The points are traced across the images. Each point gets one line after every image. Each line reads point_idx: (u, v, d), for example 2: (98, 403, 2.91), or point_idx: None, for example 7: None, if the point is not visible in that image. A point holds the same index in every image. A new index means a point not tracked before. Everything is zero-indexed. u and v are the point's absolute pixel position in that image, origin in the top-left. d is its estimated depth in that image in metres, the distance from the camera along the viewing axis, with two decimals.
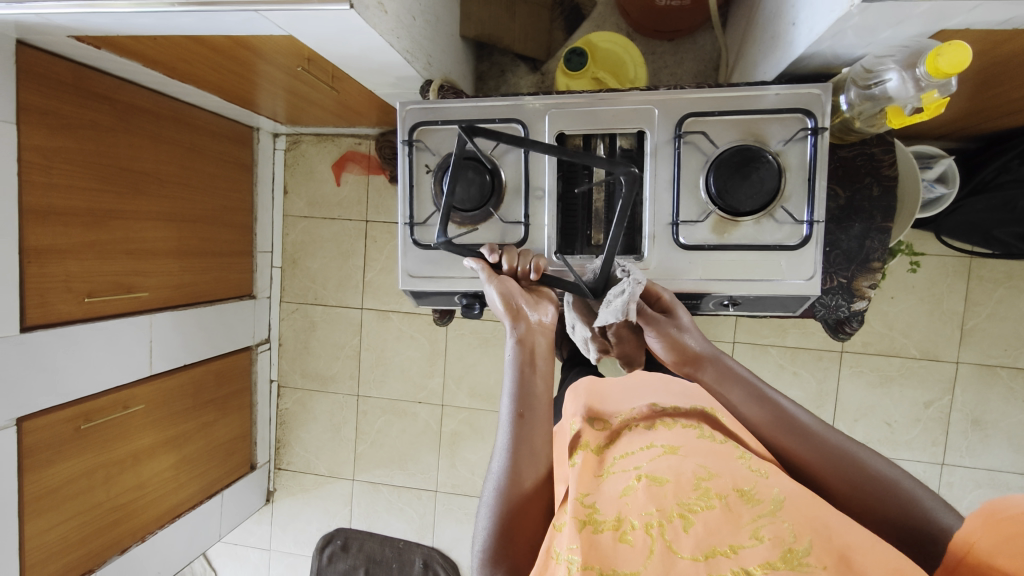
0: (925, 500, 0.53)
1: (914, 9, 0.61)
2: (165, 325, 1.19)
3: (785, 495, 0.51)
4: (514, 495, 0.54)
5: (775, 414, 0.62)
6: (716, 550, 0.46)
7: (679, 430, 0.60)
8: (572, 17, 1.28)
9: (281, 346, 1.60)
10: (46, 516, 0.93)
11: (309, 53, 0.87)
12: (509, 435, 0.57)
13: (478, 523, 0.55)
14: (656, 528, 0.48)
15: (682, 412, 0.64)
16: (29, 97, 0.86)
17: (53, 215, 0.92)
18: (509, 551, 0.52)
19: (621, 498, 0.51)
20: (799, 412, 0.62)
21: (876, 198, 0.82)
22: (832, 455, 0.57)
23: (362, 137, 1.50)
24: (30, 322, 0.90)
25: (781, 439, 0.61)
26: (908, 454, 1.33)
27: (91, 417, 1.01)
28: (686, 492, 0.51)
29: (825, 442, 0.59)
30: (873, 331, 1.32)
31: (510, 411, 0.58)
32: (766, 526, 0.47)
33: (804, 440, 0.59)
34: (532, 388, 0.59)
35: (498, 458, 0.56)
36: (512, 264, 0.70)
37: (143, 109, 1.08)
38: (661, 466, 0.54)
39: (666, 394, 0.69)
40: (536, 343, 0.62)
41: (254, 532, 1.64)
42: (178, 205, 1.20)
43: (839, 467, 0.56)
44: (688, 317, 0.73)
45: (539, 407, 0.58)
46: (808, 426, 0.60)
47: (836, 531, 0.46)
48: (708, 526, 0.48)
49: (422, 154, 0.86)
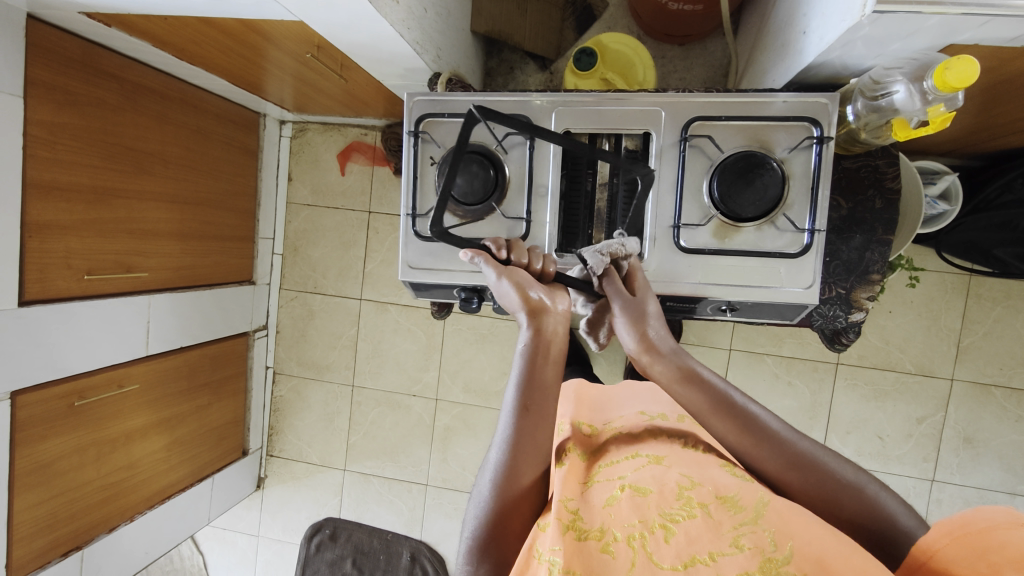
0: (886, 503, 0.53)
1: (924, 23, 0.61)
2: (163, 306, 1.19)
3: (768, 500, 0.52)
4: (507, 486, 0.54)
5: (746, 422, 0.58)
6: (696, 558, 0.47)
7: (667, 442, 0.63)
8: (583, 17, 1.28)
9: (279, 334, 1.60)
10: (36, 491, 0.93)
11: (318, 39, 0.87)
12: (510, 426, 0.55)
13: (468, 511, 0.55)
14: (638, 540, 0.49)
15: (667, 423, 0.68)
16: (37, 71, 0.86)
17: (57, 191, 0.92)
18: (500, 540, 0.53)
19: (606, 508, 0.52)
20: (767, 416, 0.58)
21: (878, 211, 0.82)
22: (802, 462, 0.55)
23: (368, 128, 1.50)
24: (29, 297, 0.90)
25: (748, 448, 0.57)
26: (899, 468, 1.33)
27: (85, 395, 1.01)
28: (669, 503, 0.52)
29: (796, 448, 0.56)
30: (869, 344, 1.32)
31: (513, 402, 0.56)
32: (747, 535, 0.49)
33: (774, 447, 0.56)
34: (541, 379, 0.57)
35: (496, 448, 0.55)
36: (521, 260, 0.63)
37: (151, 89, 1.08)
38: (645, 477, 0.55)
39: (651, 406, 0.73)
40: (555, 331, 0.59)
41: (243, 517, 1.64)
42: (181, 187, 1.20)
43: (809, 474, 0.55)
44: (657, 308, 0.67)
45: (544, 399, 0.57)
46: (778, 433, 0.57)
47: (815, 539, 0.48)
48: (689, 535, 0.49)
49: (427, 146, 0.86)
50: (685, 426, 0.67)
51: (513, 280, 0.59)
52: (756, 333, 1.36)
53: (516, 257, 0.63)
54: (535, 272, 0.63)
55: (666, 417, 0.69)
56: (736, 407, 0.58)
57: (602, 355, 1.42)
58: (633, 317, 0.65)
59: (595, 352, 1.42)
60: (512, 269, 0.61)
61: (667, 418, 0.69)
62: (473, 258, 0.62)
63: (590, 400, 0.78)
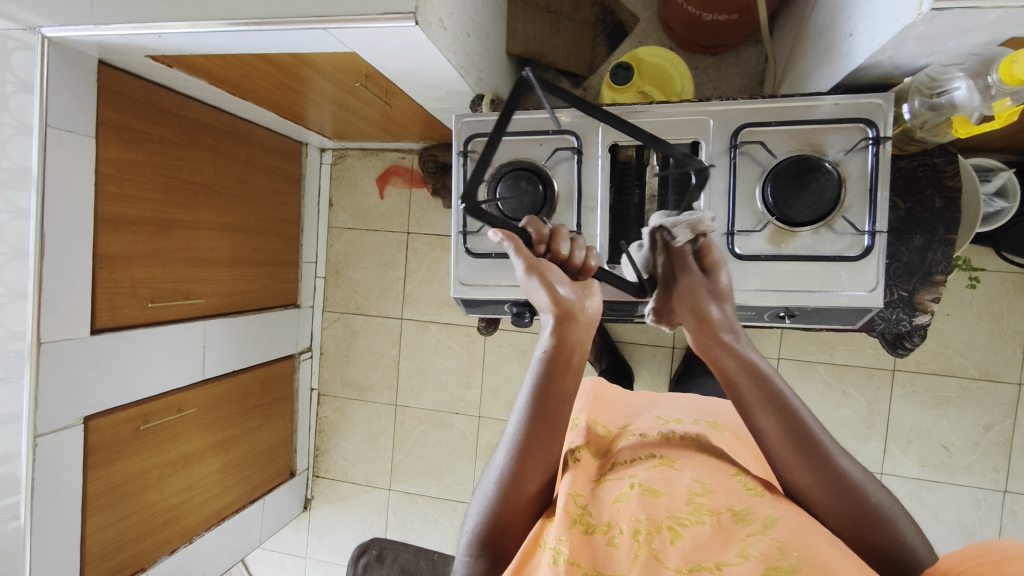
0: (908, 533, 0.50)
1: (984, 18, 0.60)
2: (218, 331, 1.23)
3: (779, 515, 0.50)
4: (512, 493, 0.53)
5: (794, 430, 0.52)
6: (702, 565, 0.46)
7: (679, 443, 0.63)
8: (615, 33, 1.30)
9: (323, 355, 1.64)
10: (106, 513, 0.97)
11: (366, 69, 0.90)
12: (520, 434, 0.53)
13: (471, 507, 0.55)
14: (643, 535, 0.49)
15: (682, 427, 0.67)
16: (107, 112, 0.92)
17: (124, 224, 0.97)
18: (502, 534, 0.53)
19: (615, 505, 0.53)
20: (818, 426, 0.53)
21: (939, 210, 0.80)
22: (840, 483, 0.51)
23: (405, 152, 1.53)
24: (100, 325, 0.95)
25: (787, 458, 0.53)
26: (967, 479, 1.27)
27: (149, 418, 1.05)
28: (679, 507, 0.52)
29: (837, 468, 0.51)
30: (928, 350, 1.27)
31: (527, 407, 0.53)
32: (754, 544, 0.47)
33: (815, 460, 0.52)
34: (559, 389, 0.54)
35: (503, 453, 0.54)
36: (561, 252, 0.55)
37: (205, 124, 1.14)
38: (656, 478, 0.55)
39: (668, 412, 0.73)
40: (577, 334, 0.54)
41: (292, 539, 1.65)
42: (233, 216, 1.25)
43: (841, 495, 0.51)
44: (729, 283, 0.63)
45: (560, 408, 0.54)
46: (824, 448, 0.52)
47: (826, 554, 0.44)
48: (696, 540, 0.48)
49: (476, 165, 0.88)
50: (699, 429, 0.67)
51: (545, 281, 0.52)
52: (805, 341, 1.33)
53: (556, 246, 0.55)
54: (574, 266, 0.57)
55: (682, 421, 0.69)
56: (789, 411, 0.53)
57: (646, 367, 1.40)
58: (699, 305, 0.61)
59: (638, 364, 1.40)
60: (545, 264, 0.54)
61: (682, 422, 0.68)
62: (505, 240, 0.53)
63: (610, 399, 0.79)
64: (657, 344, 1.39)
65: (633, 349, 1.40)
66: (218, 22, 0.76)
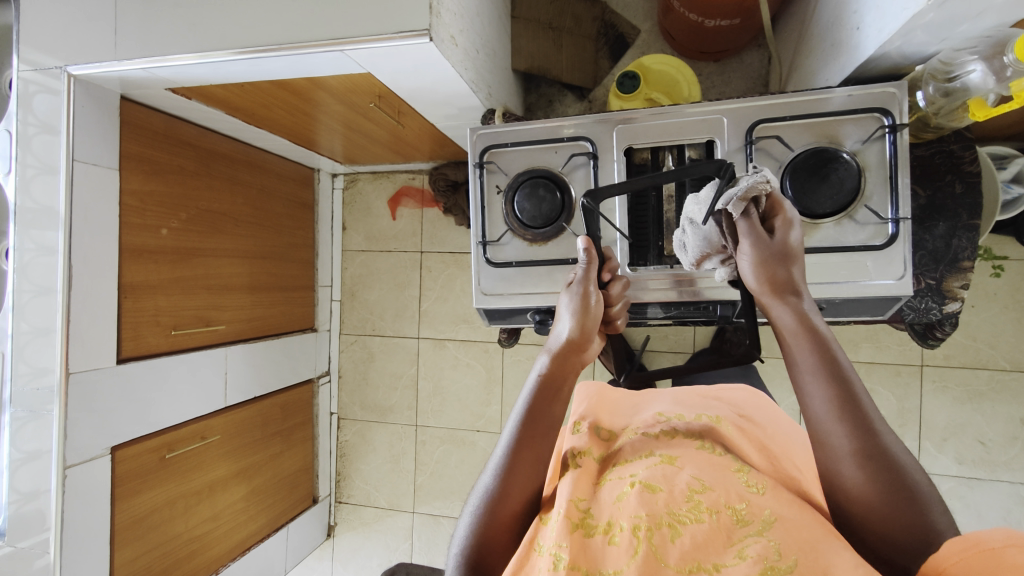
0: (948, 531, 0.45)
1: (993, 1, 0.61)
2: (238, 357, 1.23)
3: (776, 516, 0.49)
4: (494, 510, 0.52)
5: (841, 395, 0.48)
6: (700, 566, 0.45)
7: (680, 442, 0.60)
8: (616, 45, 1.32)
9: (341, 379, 1.64)
10: (132, 545, 0.96)
11: (380, 90, 0.92)
12: (502, 463, 0.53)
13: (457, 531, 0.54)
14: (643, 531, 0.47)
15: (684, 424, 0.64)
16: (129, 146, 0.95)
17: (147, 254, 0.98)
18: (489, 557, 0.51)
19: (615, 503, 0.51)
20: (871, 404, 0.48)
21: (960, 196, 0.80)
22: (879, 456, 0.46)
23: (416, 172, 1.55)
24: (125, 355, 0.95)
25: (827, 422, 0.48)
26: (1009, 474, 1.23)
27: (174, 447, 1.05)
28: (678, 504, 0.50)
29: (881, 443, 0.47)
30: (955, 343, 1.25)
31: (512, 436, 0.55)
32: (751, 545, 0.46)
33: (859, 431, 0.47)
34: (536, 413, 0.55)
35: (488, 475, 0.54)
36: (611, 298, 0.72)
37: (222, 154, 1.16)
38: (655, 474, 0.53)
39: (669, 409, 0.71)
40: (572, 364, 0.59)
41: (315, 569, 1.62)
42: (251, 243, 1.27)
43: (883, 474, 0.46)
44: (800, 243, 0.56)
45: (544, 436, 0.55)
46: (871, 419, 0.47)
47: (824, 555, 0.44)
48: (695, 539, 0.47)
49: (493, 176, 0.89)
50: (701, 424, 0.64)
51: (581, 301, 0.63)
52: None
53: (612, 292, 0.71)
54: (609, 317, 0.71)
55: (684, 418, 0.66)
56: (842, 380, 0.49)
57: None
58: (770, 255, 0.55)
59: None
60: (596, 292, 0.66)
61: (684, 418, 0.66)
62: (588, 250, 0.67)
63: (610, 401, 0.76)
64: (677, 351, 1.38)
65: (653, 356, 1.39)
66: (236, 51, 0.78)
